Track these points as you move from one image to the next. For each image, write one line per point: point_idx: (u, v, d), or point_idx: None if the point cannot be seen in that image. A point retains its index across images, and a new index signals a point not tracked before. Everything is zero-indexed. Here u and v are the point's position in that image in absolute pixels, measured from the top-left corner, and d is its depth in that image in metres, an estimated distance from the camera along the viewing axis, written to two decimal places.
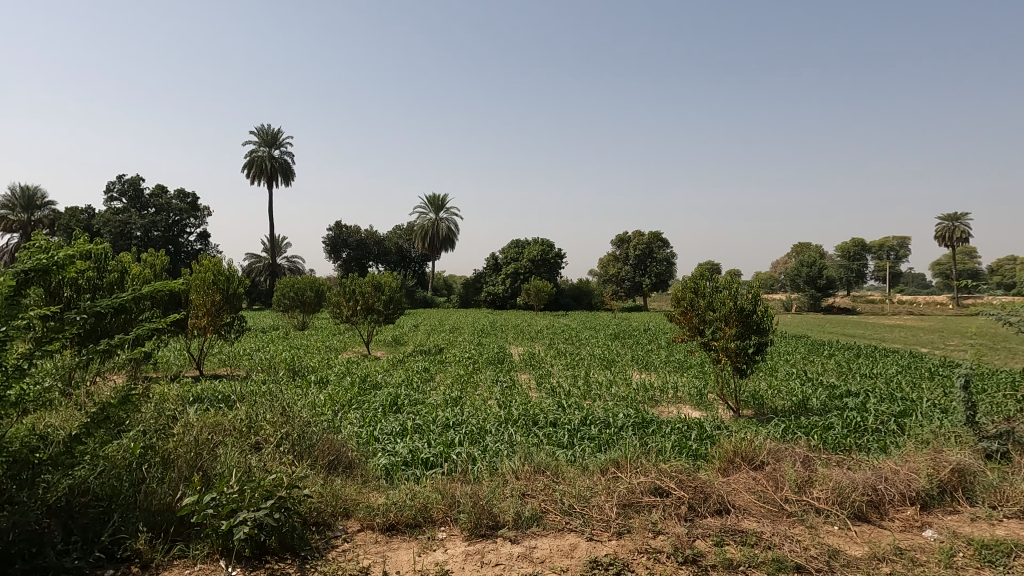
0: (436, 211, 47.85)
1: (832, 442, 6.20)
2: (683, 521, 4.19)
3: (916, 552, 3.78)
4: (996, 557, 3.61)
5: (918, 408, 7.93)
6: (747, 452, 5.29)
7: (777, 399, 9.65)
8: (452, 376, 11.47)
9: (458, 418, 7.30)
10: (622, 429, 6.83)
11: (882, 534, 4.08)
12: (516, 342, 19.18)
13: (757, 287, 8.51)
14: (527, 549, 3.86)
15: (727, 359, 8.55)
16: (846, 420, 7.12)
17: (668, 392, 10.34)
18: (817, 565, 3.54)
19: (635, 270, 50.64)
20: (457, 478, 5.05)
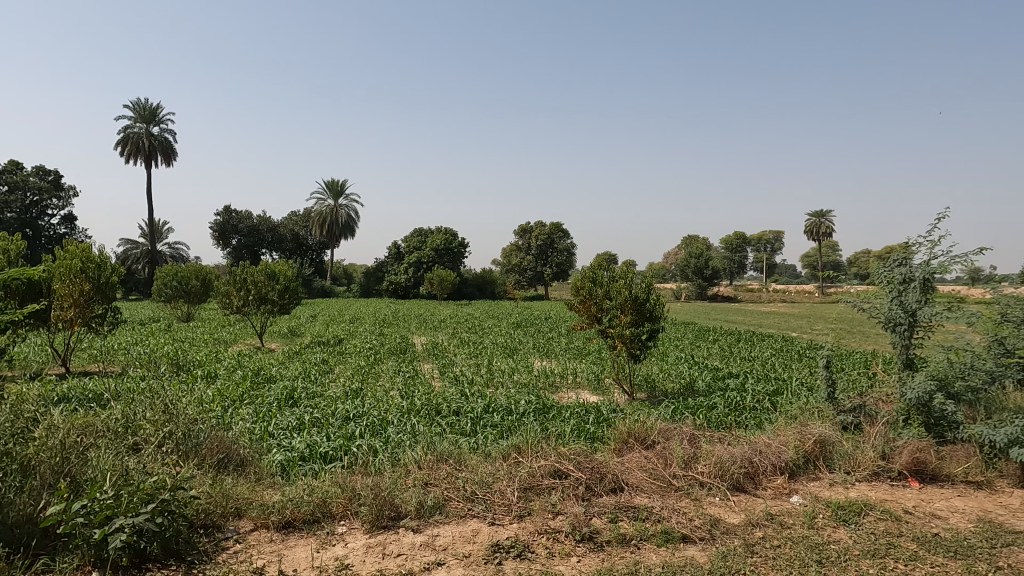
0: (336, 197, 46.25)
1: (715, 421, 6.68)
2: (580, 501, 4.36)
3: (784, 516, 4.18)
4: (848, 517, 4.09)
5: (789, 387, 8.76)
6: (640, 433, 5.60)
7: (667, 382, 10.30)
8: (352, 368, 11.18)
9: (359, 410, 7.15)
10: (524, 415, 7.00)
11: (755, 501, 4.49)
12: (420, 331, 19.06)
13: (651, 276, 8.97)
14: (429, 537, 3.86)
15: (622, 345, 8.94)
16: (728, 400, 7.72)
17: (567, 378, 10.70)
18: (701, 534, 3.83)
19: (537, 260, 51.88)
20: (358, 472, 4.96)
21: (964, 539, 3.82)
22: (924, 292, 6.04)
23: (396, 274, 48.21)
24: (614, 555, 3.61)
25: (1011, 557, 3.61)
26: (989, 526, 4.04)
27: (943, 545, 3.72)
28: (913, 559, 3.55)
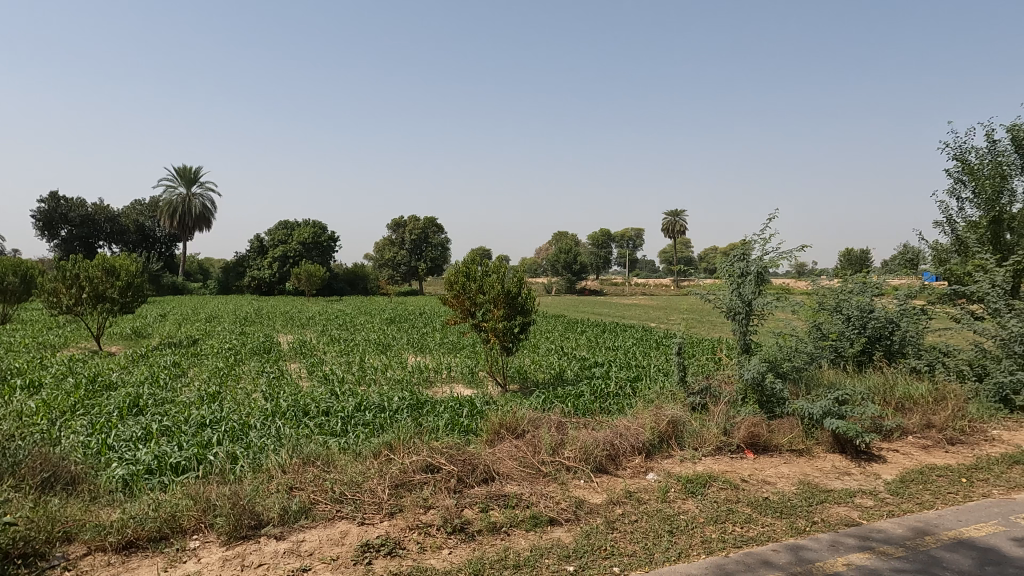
0: (188, 185, 42.43)
1: (582, 408, 7.03)
2: (452, 494, 4.38)
3: (642, 492, 4.51)
4: (696, 489, 4.51)
5: (648, 373, 9.46)
6: (511, 423, 5.74)
7: (538, 372, 10.69)
8: (209, 370, 10.33)
9: (216, 416, 6.63)
10: (397, 412, 6.89)
11: (615, 481, 4.79)
12: (286, 330, 18.07)
13: (523, 271, 9.23)
14: (294, 544, 3.69)
15: (495, 339, 9.10)
16: (595, 387, 8.16)
17: (442, 372, 10.71)
18: (566, 516, 4.02)
19: (411, 255, 51.35)
20: (215, 481, 4.61)
21: (789, 500, 4.36)
22: (758, 284, 6.76)
23: (259, 269, 45.25)
24: (485, 543, 3.68)
25: (824, 512, 4.18)
26: (807, 487, 4.64)
27: (772, 507, 4.22)
28: (749, 522, 4.00)
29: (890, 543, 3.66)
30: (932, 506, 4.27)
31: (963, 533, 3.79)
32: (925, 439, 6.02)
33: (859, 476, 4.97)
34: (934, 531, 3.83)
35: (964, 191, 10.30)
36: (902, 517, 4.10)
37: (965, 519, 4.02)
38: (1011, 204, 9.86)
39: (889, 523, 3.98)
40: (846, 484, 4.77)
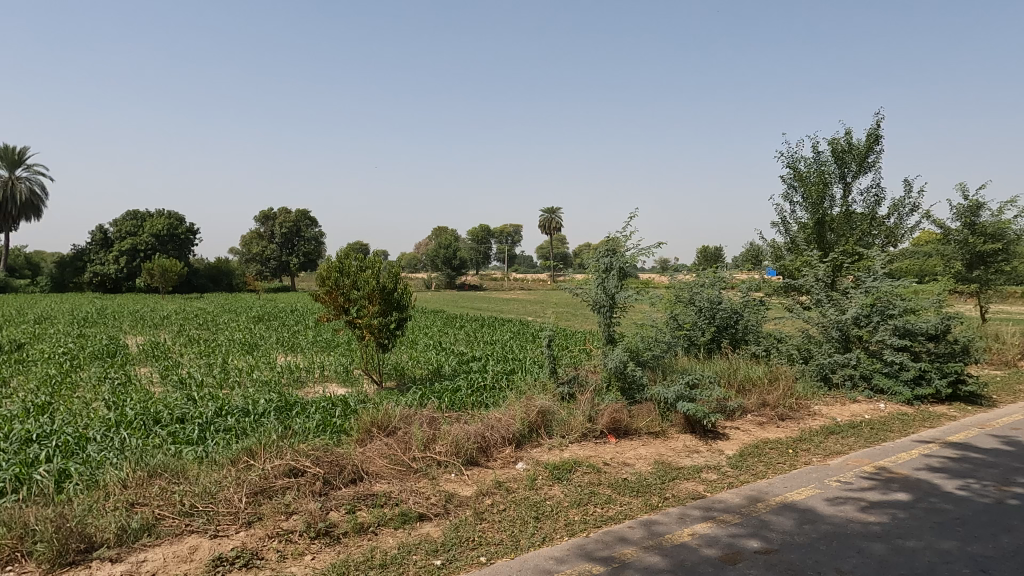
0: (11, 167, 37.00)
1: (458, 403, 7.06)
2: (317, 497, 4.22)
3: (511, 482, 4.62)
4: (562, 475, 4.70)
5: (523, 366, 9.71)
6: (382, 421, 5.63)
7: (416, 368, 10.58)
8: (37, 378, 9.09)
9: (45, 429, 5.85)
10: (263, 415, 6.50)
11: (486, 473, 4.87)
12: (135, 330, 16.37)
13: (399, 266, 9.09)
14: (134, 565, 3.36)
15: (370, 336, 8.88)
16: (471, 382, 8.23)
17: (314, 372, 10.25)
18: (435, 510, 4.02)
19: (282, 249, 48.72)
20: (39, 503, 4.07)
21: (645, 480, 4.68)
22: (620, 279, 7.17)
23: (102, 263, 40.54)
24: (351, 545, 3.58)
25: (675, 488, 4.54)
26: (661, 467, 5.02)
27: (630, 487, 4.51)
28: (609, 502, 4.24)
29: (729, 511, 4.06)
30: (764, 476, 4.79)
31: (787, 498, 4.30)
32: (761, 416, 6.74)
33: (705, 453, 5.46)
34: (764, 497, 4.30)
35: (795, 195, 11.65)
36: (739, 487, 4.56)
37: (789, 485, 4.56)
38: (831, 207, 11.31)
39: (729, 493, 4.42)
40: (694, 461, 5.22)
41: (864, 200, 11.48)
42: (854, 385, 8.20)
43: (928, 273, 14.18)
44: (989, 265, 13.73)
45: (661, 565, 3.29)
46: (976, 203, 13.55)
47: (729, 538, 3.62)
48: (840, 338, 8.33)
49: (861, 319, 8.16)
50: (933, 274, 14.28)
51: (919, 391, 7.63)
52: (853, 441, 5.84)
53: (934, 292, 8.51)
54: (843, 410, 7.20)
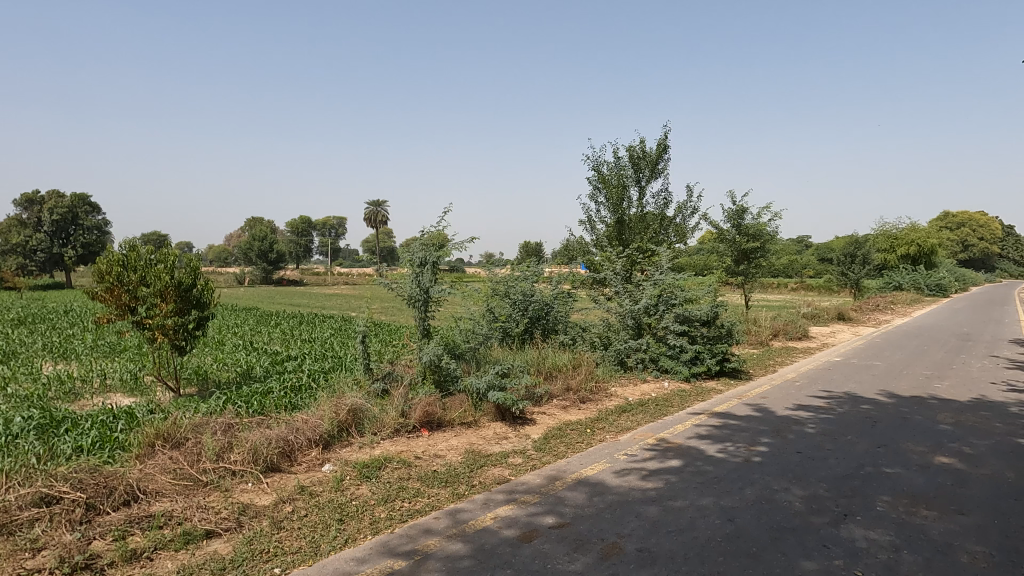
0: None
1: (266, 406, 6.57)
2: (77, 526, 3.64)
3: (315, 485, 4.42)
4: (371, 473, 4.62)
5: (342, 363, 9.35)
6: (168, 432, 5.03)
7: (221, 371, 9.65)
8: None
9: None
10: (16, 436, 5.45)
11: (288, 478, 4.61)
12: None
13: (197, 260, 8.19)
14: None
15: (164, 337, 7.91)
16: (284, 383, 7.73)
17: (91, 381, 8.86)
18: (226, 525, 3.70)
19: (53, 239, 41.44)
20: None
21: (454, 470, 4.78)
22: (434, 273, 7.23)
23: None
24: None
25: (482, 475, 4.70)
26: (471, 455, 5.17)
27: (438, 478, 4.57)
28: (416, 495, 4.25)
29: (529, 492, 4.30)
30: (564, 456, 5.16)
31: (582, 474, 4.68)
32: (565, 400, 7.26)
33: (514, 438, 5.74)
34: (562, 476, 4.63)
35: (599, 196, 12.69)
36: (541, 468, 4.86)
37: (585, 462, 4.97)
38: (629, 208, 12.54)
39: (531, 475, 4.68)
40: (502, 447, 5.46)
41: (655, 202, 12.90)
42: (645, 367, 9.18)
43: (706, 267, 16.37)
44: (750, 261, 16.24)
45: (462, 552, 3.37)
46: (741, 208, 15.94)
47: (527, 518, 3.83)
48: (633, 326, 9.29)
49: (651, 308, 9.18)
50: (710, 269, 16.53)
51: (694, 369, 8.80)
52: (641, 417, 6.55)
53: (707, 283, 9.86)
54: (635, 390, 8.05)
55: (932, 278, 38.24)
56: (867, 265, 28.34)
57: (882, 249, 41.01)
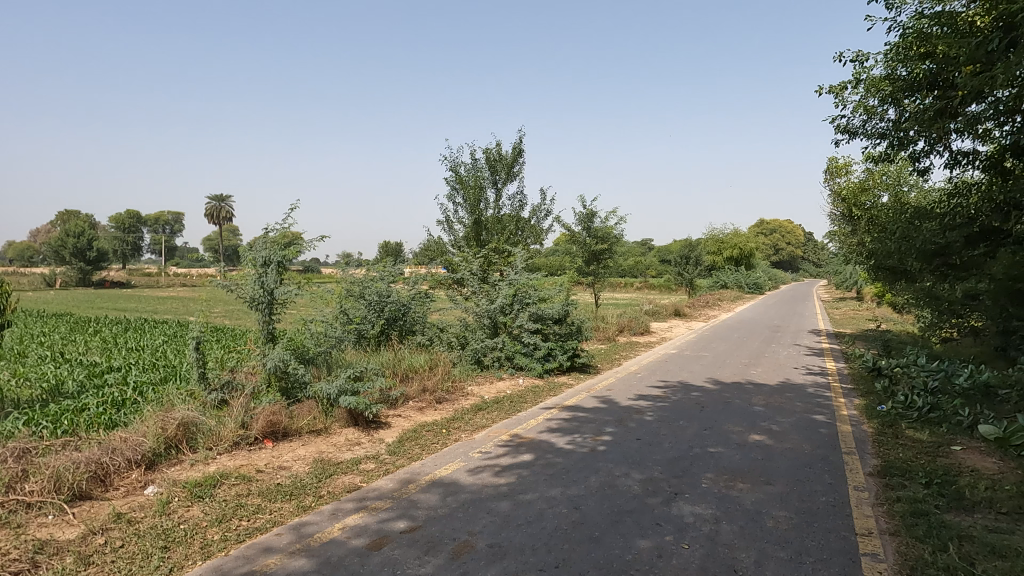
0: None
1: (78, 425, 5.74)
2: None
3: (135, 511, 3.93)
4: (203, 492, 4.21)
5: (176, 372, 8.46)
6: None
7: (22, 387, 8.29)
8: None
9: None
10: None
11: (102, 506, 4.05)
12: None
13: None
14: None
15: None
16: (103, 398, 6.81)
17: None
18: (17, 567, 3.16)
19: None
20: None
21: (300, 481, 4.51)
22: (278, 273, 6.75)
23: None
24: None
25: (330, 484, 4.49)
26: (319, 465, 4.91)
27: (282, 492, 4.29)
28: (256, 512, 3.95)
29: (381, 498, 4.18)
30: (418, 458, 5.10)
31: (435, 474, 4.65)
32: (421, 401, 7.19)
33: (366, 444, 5.56)
34: (416, 478, 4.57)
35: (457, 196, 12.75)
36: (394, 472, 4.76)
37: (439, 463, 4.95)
38: (486, 209, 12.75)
39: (384, 480, 4.56)
40: (354, 454, 5.27)
41: (511, 204, 13.23)
42: (501, 365, 9.37)
43: (560, 268, 17.15)
44: (599, 261, 17.27)
45: (305, 568, 3.18)
46: (591, 211, 16.90)
47: (377, 525, 3.71)
48: (490, 325, 9.43)
49: (506, 308, 9.40)
50: (564, 269, 17.32)
51: (547, 365, 9.16)
52: (496, 415, 6.67)
53: (559, 283, 10.29)
54: (491, 388, 8.19)
55: (751, 279, 43.54)
56: (699, 266, 31.45)
57: (712, 252, 45.68)
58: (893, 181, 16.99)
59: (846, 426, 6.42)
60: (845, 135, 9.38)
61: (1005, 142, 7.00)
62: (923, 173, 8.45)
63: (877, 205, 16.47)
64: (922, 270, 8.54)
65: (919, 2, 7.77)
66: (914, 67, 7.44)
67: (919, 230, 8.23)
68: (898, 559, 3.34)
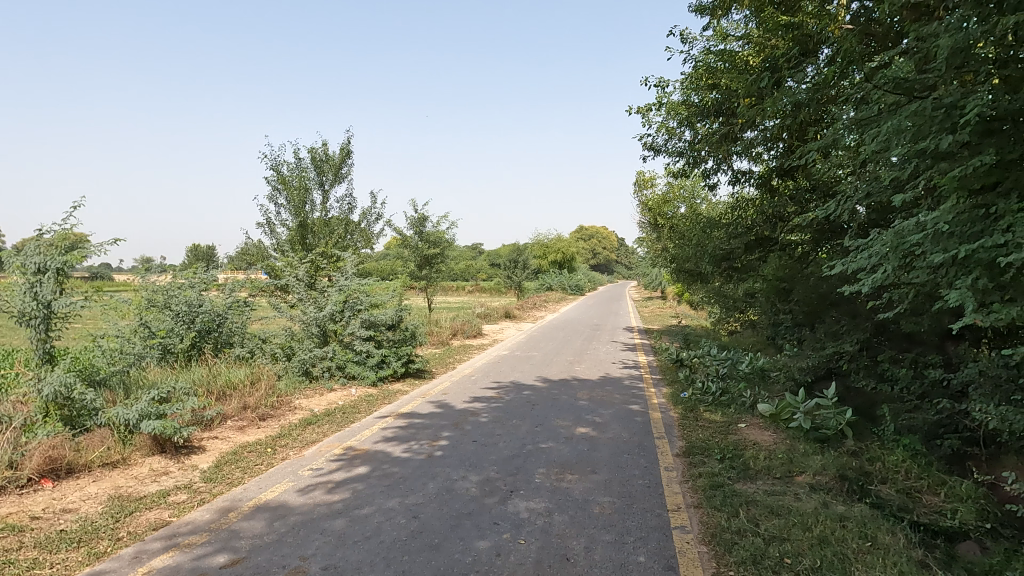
0: None
1: None
2: None
3: None
4: None
5: None
6: None
7: None
8: None
9: None
10: None
11: None
12: None
13: None
14: None
15: None
16: None
17: None
18: None
19: None
20: None
21: (91, 524, 3.87)
22: (57, 282, 5.74)
23: None
24: None
25: (131, 523, 3.92)
26: (115, 502, 4.26)
27: (66, 540, 3.64)
28: (31, 569, 3.31)
29: (194, 532, 3.74)
30: (239, 483, 4.66)
31: (260, 499, 4.28)
32: (241, 420, 6.59)
33: (176, 472, 4.95)
34: (237, 506, 4.17)
35: (279, 198, 11.94)
36: (211, 501, 4.29)
37: (264, 486, 4.57)
38: (311, 211, 12.12)
39: (198, 512, 4.09)
40: (161, 486, 4.66)
41: (340, 207, 12.72)
42: (331, 375, 8.92)
43: (391, 272, 16.87)
44: (432, 266, 17.30)
45: None
46: (422, 216, 16.89)
47: (192, 563, 3.32)
48: (318, 334, 8.96)
49: (336, 315, 9.01)
50: (396, 274, 17.08)
51: (381, 373, 8.93)
52: (327, 428, 6.35)
53: (392, 288, 10.09)
54: (321, 401, 7.77)
55: (572, 281, 46.79)
56: (527, 270, 33.00)
57: (539, 256, 48.02)
58: (688, 194, 19.33)
59: (656, 413, 7.14)
60: (650, 151, 10.45)
61: (772, 164, 8.37)
62: (712, 188, 9.73)
63: (675, 215, 18.64)
64: (712, 273, 9.76)
65: (706, 39, 8.91)
66: (704, 95, 8.51)
67: (710, 237, 9.35)
68: (701, 528, 3.80)
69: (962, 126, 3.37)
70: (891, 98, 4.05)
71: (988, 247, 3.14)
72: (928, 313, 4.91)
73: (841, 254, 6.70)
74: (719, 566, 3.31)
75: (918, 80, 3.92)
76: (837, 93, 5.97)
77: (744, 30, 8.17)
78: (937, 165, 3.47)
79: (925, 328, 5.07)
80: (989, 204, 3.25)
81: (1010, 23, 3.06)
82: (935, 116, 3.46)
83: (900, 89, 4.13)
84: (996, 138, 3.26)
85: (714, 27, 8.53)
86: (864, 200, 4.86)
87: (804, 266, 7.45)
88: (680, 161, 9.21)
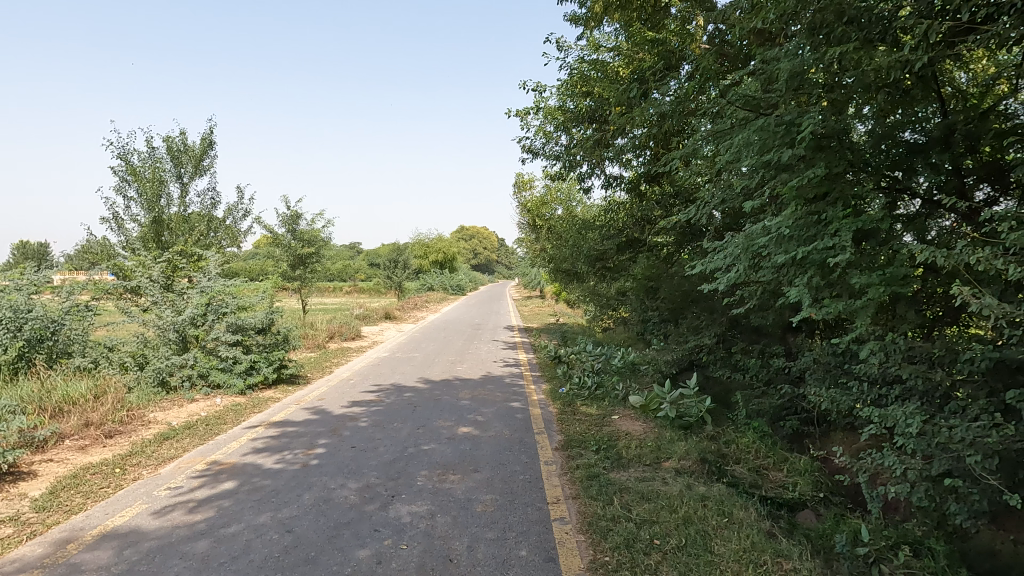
0: None
1: None
2: None
3: None
4: None
5: None
6: None
7: None
8: None
9: None
10: None
11: None
12: None
13: None
14: None
15: None
16: None
17: None
18: None
19: None
20: None
21: None
22: None
23: None
24: None
25: None
26: None
27: None
28: None
29: (22, 571, 3.26)
30: (80, 510, 4.14)
31: (107, 526, 3.83)
32: (82, 439, 5.87)
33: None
34: (77, 536, 3.70)
35: (128, 190, 10.77)
36: (44, 534, 3.76)
37: (112, 511, 4.10)
38: (167, 206, 11.07)
39: (27, 547, 3.57)
40: None
41: (201, 202, 11.74)
42: (192, 385, 8.20)
43: (261, 273, 15.86)
44: (306, 266, 16.49)
45: None
46: (295, 213, 16.04)
47: None
48: (177, 340, 8.20)
49: (197, 319, 8.33)
50: (266, 274, 16.06)
51: (250, 381, 8.35)
52: (187, 442, 5.82)
53: (261, 290, 9.47)
54: (181, 413, 7.11)
55: (453, 282, 46.68)
56: (407, 270, 32.43)
57: (419, 256, 47.34)
58: (564, 197, 20.06)
59: (537, 410, 7.32)
60: (529, 154, 10.72)
61: (640, 170, 8.90)
62: (587, 191, 10.16)
63: (553, 217, 19.27)
64: (588, 272, 10.20)
65: (580, 48, 9.30)
66: (579, 102, 8.86)
67: (585, 239, 9.76)
68: (579, 518, 3.94)
69: (800, 142, 3.76)
70: (742, 114, 4.46)
71: (821, 250, 3.54)
72: (772, 309, 5.46)
73: (700, 255, 7.27)
74: (596, 553, 3.45)
75: (763, 99, 4.35)
76: (696, 106, 6.51)
77: (615, 42, 8.63)
78: (780, 176, 3.85)
79: (771, 322, 5.64)
80: (821, 211, 3.66)
81: (837, 53, 3.47)
82: (778, 132, 3.83)
83: (749, 106, 4.54)
84: (826, 153, 3.66)
85: (587, 37, 8.92)
86: (720, 205, 5.30)
87: (669, 266, 7.99)
88: (557, 164, 9.52)
